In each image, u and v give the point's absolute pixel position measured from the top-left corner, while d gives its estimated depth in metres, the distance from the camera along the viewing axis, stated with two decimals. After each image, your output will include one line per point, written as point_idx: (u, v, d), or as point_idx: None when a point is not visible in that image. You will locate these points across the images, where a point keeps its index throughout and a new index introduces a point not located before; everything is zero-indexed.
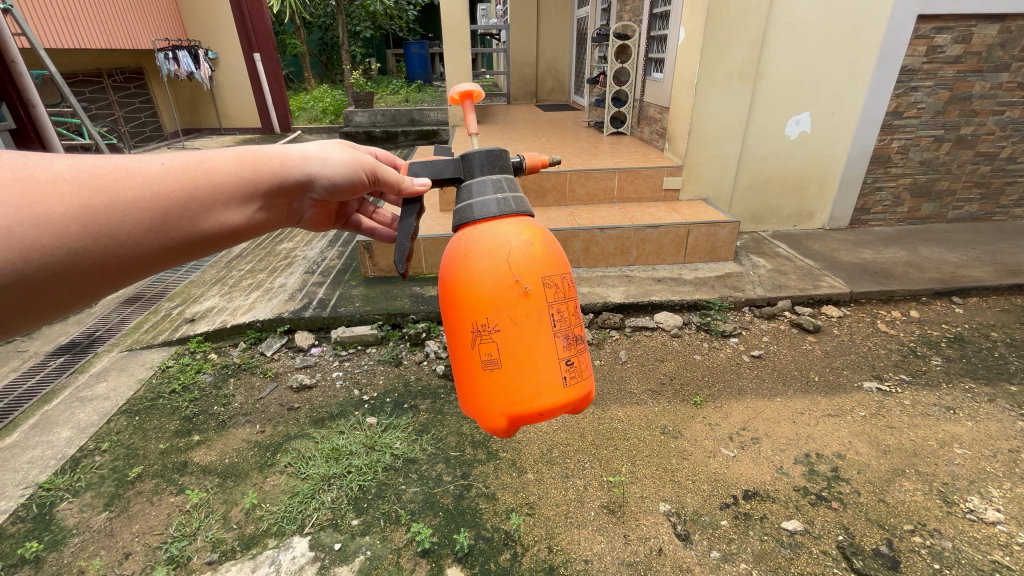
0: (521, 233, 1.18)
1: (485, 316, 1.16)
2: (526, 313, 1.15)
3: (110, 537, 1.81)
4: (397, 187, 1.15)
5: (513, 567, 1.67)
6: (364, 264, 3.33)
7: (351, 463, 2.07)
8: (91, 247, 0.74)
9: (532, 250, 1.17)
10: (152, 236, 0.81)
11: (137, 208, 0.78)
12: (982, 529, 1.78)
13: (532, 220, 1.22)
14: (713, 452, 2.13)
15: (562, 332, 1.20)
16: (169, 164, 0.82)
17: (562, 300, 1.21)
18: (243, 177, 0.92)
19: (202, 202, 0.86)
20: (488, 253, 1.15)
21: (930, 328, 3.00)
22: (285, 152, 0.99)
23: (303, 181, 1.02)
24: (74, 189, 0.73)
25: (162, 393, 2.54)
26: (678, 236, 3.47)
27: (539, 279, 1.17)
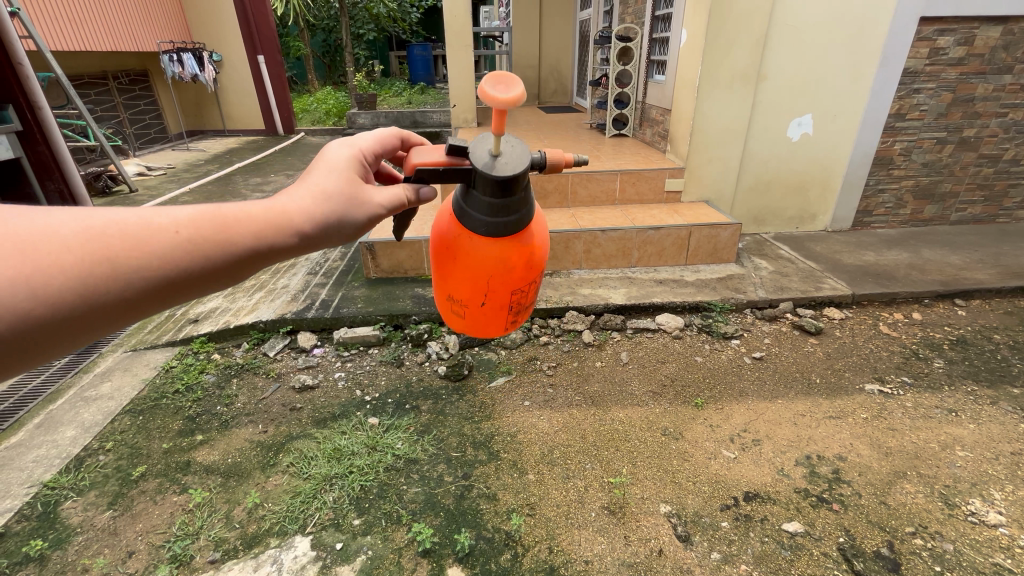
0: (506, 258, 1.13)
1: (457, 294, 1.22)
2: (491, 310, 1.22)
3: (114, 536, 1.82)
4: (399, 208, 1.07)
5: (513, 568, 1.68)
6: (367, 265, 3.35)
7: (353, 463, 2.08)
8: (86, 316, 0.71)
9: (512, 272, 1.15)
10: (153, 307, 0.76)
11: (139, 279, 0.73)
12: (984, 531, 1.78)
13: (523, 241, 1.14)
14: (714, 454, 2.13)
15: (521, 316, 1.28)
16: (182, 228, 0.76)
17: (528, 298, 1.25)
18: (257, 240, 0.84)
19: (209, 273, 0.79)
20: (475, 259, 1.13)
21: (933, 330, 2.99)
22: (305, 206, 0.90)
23: (320, 239, 0.93)
24: (75, 260, 0.69)
25: (166, 392, 2.56)
26: (680, 238, 3.48)
27: (509, 291, 1.19)
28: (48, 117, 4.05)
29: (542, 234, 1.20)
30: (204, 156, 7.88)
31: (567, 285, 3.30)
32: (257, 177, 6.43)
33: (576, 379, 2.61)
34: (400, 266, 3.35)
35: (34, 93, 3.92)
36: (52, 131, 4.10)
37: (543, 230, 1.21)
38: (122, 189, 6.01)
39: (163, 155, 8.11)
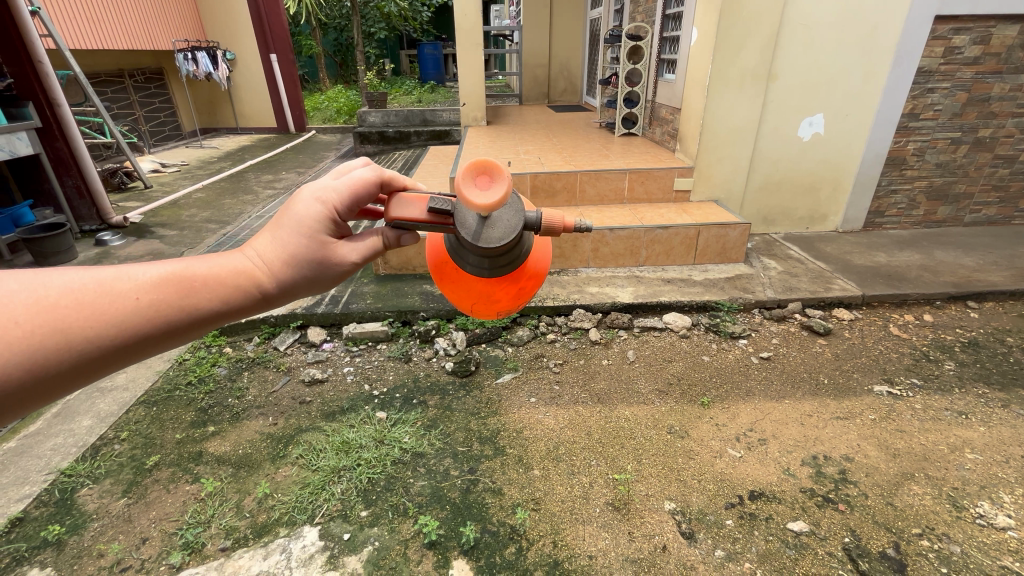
0: (491, 295, 1.07)
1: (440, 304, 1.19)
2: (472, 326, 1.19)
3: (129, 523, 1.87)
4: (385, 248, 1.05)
5: (518, 561, 1.69)
6: (376, 262, 3.38)
7: (362, 456, 2.11)
8: (32, 386, 0.72)
9: (494, 306, 1.10)
10: (105, 370, 0.78)
11: (95, 348, 0.75)
12: (992, 534, 1.76)
13: (514, 282, 1.06)
14: (719, 453, 2.13)
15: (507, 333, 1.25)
16: (144, 298, 0.78)
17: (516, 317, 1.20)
18: (224, 301, 0.87)
19: (168, 338, 0.82)
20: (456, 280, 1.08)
21: (944, 332, 2.96)
22: (274, 264, 0.92)
23: (287, 296, 0.96)
24: (29, 335, 0.69)
25: (179, 384, 2.61)
26: (688, 238, 3.47)
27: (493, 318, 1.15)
28: (66, 114, 4.13)
29: (541, 262, 1.08)
30: (217, 153, 7.97)
31: (574, 283, 3.31)
32: (268, 174, 6.50)
33: (582, 377, 2.62)
34: (409, 262, 3.38)
35: (54, 90, 4.01)
36: (70, 128, 4.18)
37: (544, 257, 1.09)
38: (137, 186, 6.11)
39: (177, 152, 8.22)
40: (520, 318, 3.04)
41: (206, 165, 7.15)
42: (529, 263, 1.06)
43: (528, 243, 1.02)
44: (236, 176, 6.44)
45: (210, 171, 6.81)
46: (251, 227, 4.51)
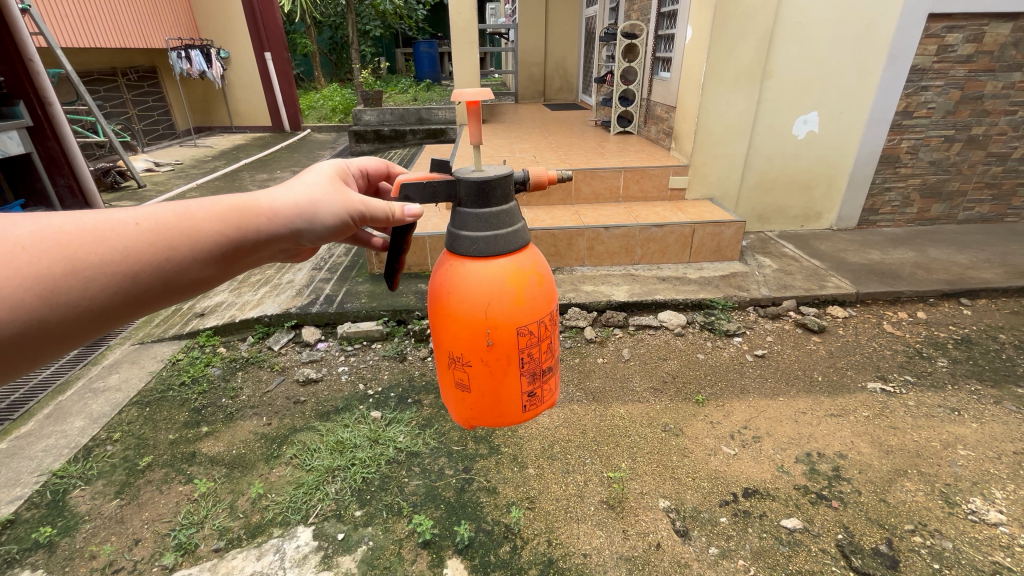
0: (504, 281, 1.17)
1: (459, 349, 1.24)
2: (496, 356, 1.22)
3: (121, 524, 1.86)
4: (386, 219, 1.09)
5: (512, 560, 1.69)
6: (371, 262, 3.38)
7: (356, 455, 2.11)
8: (45, 317, 0.73)
9: (512, 301, 1.18)
10: (116, 302, 0.79)
11: (100, 275, 0.76)
12: (984, 530, 1.77)
13: (521, 264, 1.20)
14: (714, 450, 2.14)
15: (531, 371, 1.27)
16: (144, 223, 0.80)
17: (535, 342, 1.26)
18: (225, 232, 0.88)
19: (175, 268, 0.83)
20: (470, 296, 1.18)
21: (937, 329, 2.97)
22: (275, 201, 0.95)
23: (288, 234, 0.97)
24: (32, 259, 0.71)
25: (172, 384, 2.60)
26: (683, 236, 3.47)
27: (514, 329, 1.21)
28: (58, 113, 4.09)
29: (540, 264, 1.26)
30: (212, 152, 7.93)
31: (570, 282, 3.31)
32: (263, 173, 6.48)
33: (577, 376, 2.62)
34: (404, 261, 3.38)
35: (45, 89, 3.96)
36: (62, 127, 4.14)
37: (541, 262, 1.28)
38: (130, 185, 6.08)
39: (171, 152, 8.17)
40: None
41: (201, 164, 7.11)
42: (528, 255, 1.22)
43: (524, 225, 1.21)
44: (231, 175, 6.42)
45: (204, 170, 6.78)
46: None
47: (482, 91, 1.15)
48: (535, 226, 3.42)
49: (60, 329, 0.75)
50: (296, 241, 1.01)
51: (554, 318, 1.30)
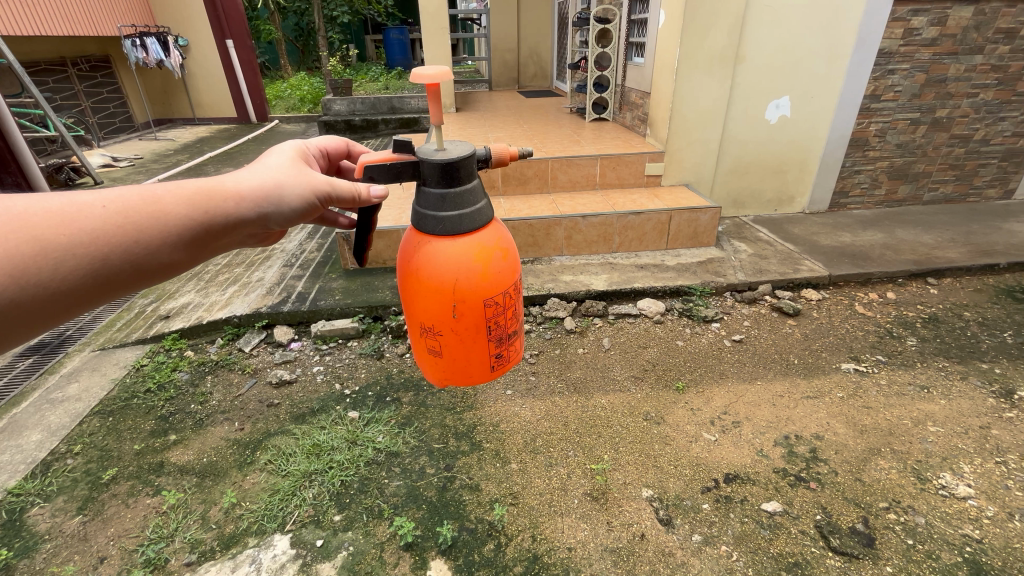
0: (470, 258, 1.13)
1: (429, 320, 1.20)
2: (464, 327, 1.19)
3: (85, 541, 1.77)
4: (352, 200, 1.07)
5: (497, 558, 1.67)
6: (344, 257, 3.29)
7: (333, 458, 2.05)
8: (13, 299, 0.70)
9: (478, 277, 1.14)
10: (87, 284, 0.76)
11: (71, 256, 0.73)
12: (953, 504, 1.83)
13: (486, 240, 1.15)
14: (695, 437, 2.15)
15: (498, 337, 1.25)
16: (111, 206, 0.77)
17: (502, 313, 1.23)
18: (195, 216, 0.85)
19: (146, 252, 0.80)
20: (437, 272, 1.14)
21: (906, 309, 3.05)
22: (241, 183, 0.91)
23: (257, 217, 0.94)
24: (0, 241, 0.68)
25: (137, 392, 2.48)
26: (660, 223, 3.46)
27: (481, 302, 1.17)
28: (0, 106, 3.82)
29: (505, 236, 1.21)
30: (174, 146, 7.60)
31: (548, 272, 3.28)
32: (229, 167, 6.24)
33: (558, 367, 2.60)
34: (378, 256, 3.30)
35: None
36: (5, 120, 3.87)
37: (505, 232, 1.23)
38: (86, 182, 5.77)
39: (129, 145, 7.79)
40: None
41: (162, 158, 6.80)
42: (490, 230, 1.17)
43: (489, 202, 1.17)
44: (194, 169, 6.16)
45: (165, 164, 6.48)
46: None
47: (442, 70, 1.09)
48: (511, 216, 3.36)
49: (31, 313, 0.73)
50: (265, 225, 0.97)
51: (519, 286, 1.27)
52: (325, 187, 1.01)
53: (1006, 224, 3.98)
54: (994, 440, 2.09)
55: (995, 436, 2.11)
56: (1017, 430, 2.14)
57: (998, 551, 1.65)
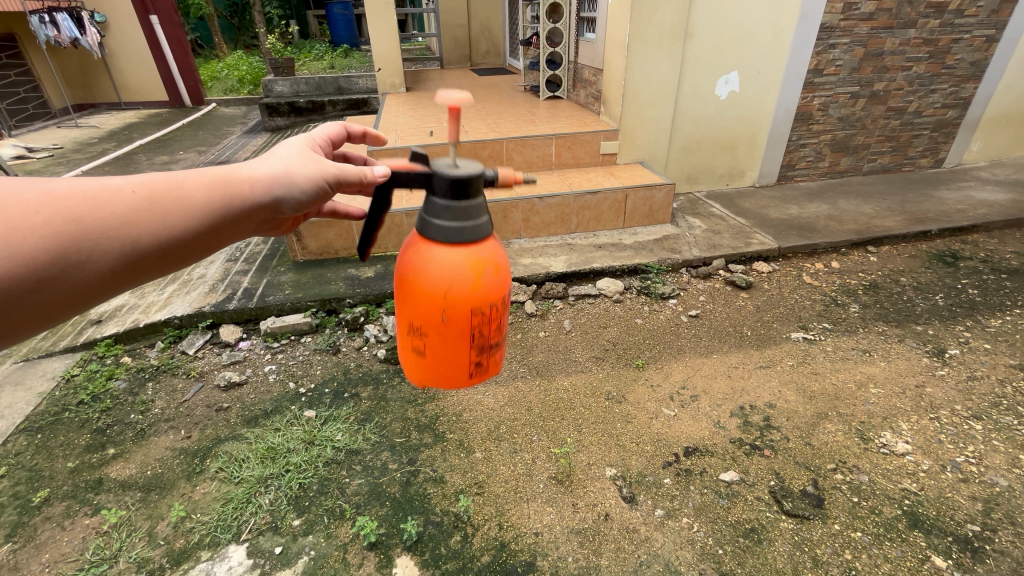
0: (465, 269, 1.06)
1: (419, 320, 1.14)
2: (446, 335, 1.12)
3: (15, 572, 1.63)
4: (360, 184, 1.02)
5: (464, 549, 1.66)
6: (293, 248, 3.13)
7: (290, 461, 1.97)
8: (51, 278, 0.72)
9: (470, 289, 1.08)
10: (117, 265, 0.78)
11: (102, 237, 0.76)
12: (894, 460, 1.94)
13: (482, 253, 1.08)
14: (655, 413, 2.19)
15: (476, 352, 1.18)
16: (138, 190, 0.79)
17: (486, 327, 1.16)
18: (212, 202, 0.86)
19: (169, 236, 0.82)
20: (432, 278, 1.07)
21: (849, 277, 3.19)
22: (254, 170, 0.91)
23: (271, 203, 0.94)
24: (38, 219, 0.71)
25: (69, 404, 2.30)
26: (616, 202, 3.47)
27: (466, 315, 1.10)
28: None
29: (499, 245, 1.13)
30: (98, 133, 6.99)
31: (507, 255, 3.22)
32: (162, 155, 5.79)
33: (520, 352, 2.59)
34: (329, 246, 3.16)
35: None
36: None
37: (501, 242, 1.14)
38: None
39: (47, 134, 7.10)
40: None
41: (86, 148, 6.26)
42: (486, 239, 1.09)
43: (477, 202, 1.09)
44: (123, 159, 5.69)
45: (90, 154, 5.96)
46: None
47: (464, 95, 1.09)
48: None
49: (66, 293, 0.75)
50: (278, 211, 0.96)
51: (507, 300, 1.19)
52: (333, 174, 0.99)
53: (937, 192, 4.22)
54: (928, 397, 2.23)
55: (930, 394, 2.25)
56: (948, 386, 2.29)
57: (932, 502, 1.78)
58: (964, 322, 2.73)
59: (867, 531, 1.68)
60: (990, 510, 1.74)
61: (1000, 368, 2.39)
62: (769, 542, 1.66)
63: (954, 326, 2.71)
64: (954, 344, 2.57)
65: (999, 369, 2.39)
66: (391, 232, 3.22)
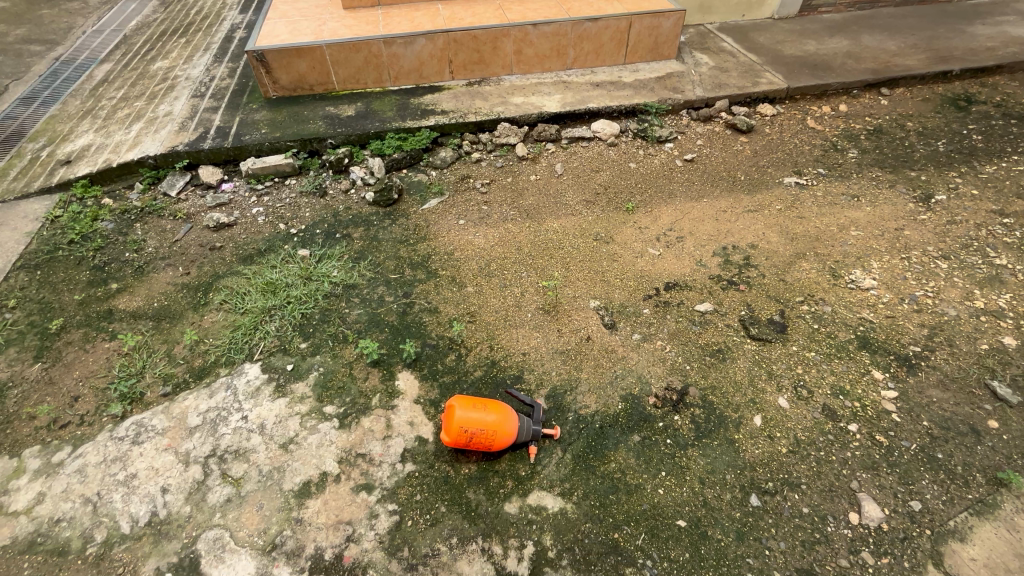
0: (508, 415, 1.56)
1: (487, 401, 1.59)
2: (482, 413, 1.53)
3: (52, 385, 1.80)
4: None
5: (458, 365, 1.84)
6: (263, 82, 2.88)
7: (290, 294, 2.06)
8: None
9: (504, 421, 1.54)
10: None
11: None
12: (858, 294, 2.08)
13: (509, 426, 1.55)
14: (641, 252, 2.26)
15: (473, 422, 1.50)
16: None
17: (487, 430, 1.52)
18: None
19: None
20: (503, 404, 1.60)
21: (854, 122, 3.06)
22: None
23: None
24: None
25: (60, 243, 2.30)
26: (619, 31, 3.11)
27: (495, 417, 1.54)
28: None
29: (503, 442, 1.55)
30: None
31: (497, 93, 2.99)
32: None
33: (510, 195, 2.56)
34: (302, 79, 2.90)
35: None
36: None
37: (504, 442, 1.55)
38: None
39: None
40: (441, 139, 2.80)
41: None
42: (510, 437, 1.55)
43: (519, 418, 1.59)
44: None
45: None
46: (91, 56, 3.57)
47: None
48: (451, 26, 2.92)
49: None
50: None
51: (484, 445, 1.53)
52: None
53: (970, 28, 3.82)
54: (904, 240, 2.31)
55: (906, 237, 2.32)
56: (925, 229, 2.35)
57: (883, 328, 1.95)
58: (959, 168, 2.69)
59: (820, 351, 1.88)
60: (933, 335, 1.92)
61: (981, 212, 2.42)
62: (731, 360, 1.86)
63: (948, 172, 2.68)
64: (943, 190, 2.56)
65: (979, 213, 2.42)
66: (369, 65, 2.93)
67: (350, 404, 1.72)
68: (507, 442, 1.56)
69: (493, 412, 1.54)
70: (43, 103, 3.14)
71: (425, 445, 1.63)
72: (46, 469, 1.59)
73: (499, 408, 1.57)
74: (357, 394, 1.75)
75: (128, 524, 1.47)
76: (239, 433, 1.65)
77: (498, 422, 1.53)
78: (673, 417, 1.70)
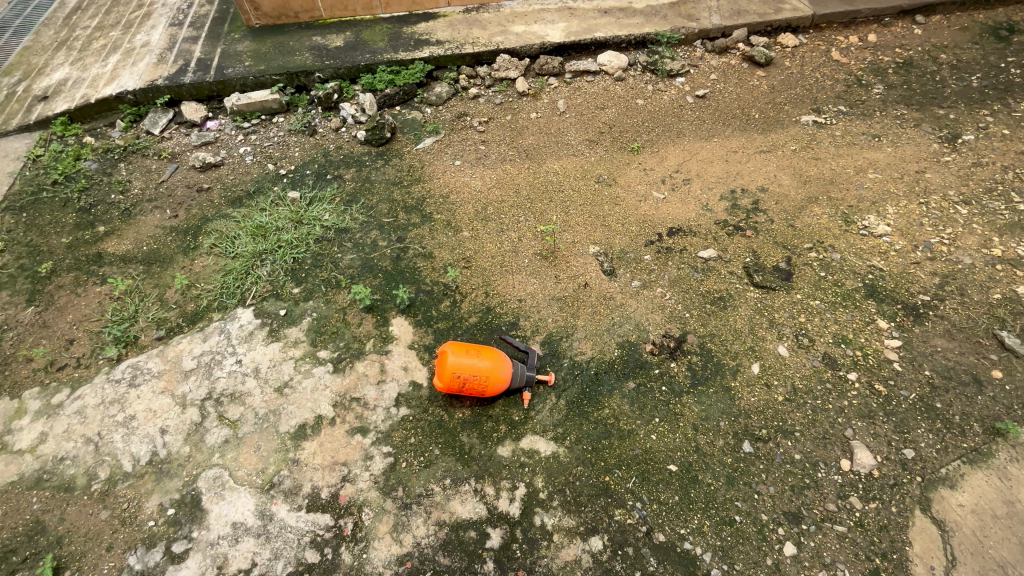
0: (503, 362, 1.55)
1: (482, 347, 1.57)
2: (476, 359, 1.52)
3: (46, 328, 1.80)
4: None
5: (453, 312, 1.80)
6: (244, 9, 2.67)
7: (281, 238, 2.01)
8: None
9: (499, 367, 1.53)
10: None
11: None
12: (870, 241, 1.99)
13: (503, 373, 1.53)
14: (644, 196, 2.16)
15: (468, 368, 1.49)
16: None
17: (481, 377, 1.51)
18: None
19: None
20: (498, 351, 1.58)
21: (882, 54, 2.82)
22: None
23: None
24: None
25: (44, 184, 2.23)
26: None
27: (490, 363, 1.52)
28: None
29: (497, 388, 1.54)
30: None
31: (496, 22, 2.76)
32: None
33: (509, 135, 2.43)
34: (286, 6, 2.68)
35: None
36: None
37: (498, 388, 1.54)
38: None
39: None
40: (436, 73, 2.62)
41: None
42: (504, 383, 1.55)
43: (514, 364, 1.57)
44: None
45: None
46: None
47: None
48: None
49: None
50: None
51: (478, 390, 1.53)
52: None
53: None
54: (924, 183, 2.18)
55: (927, 180, 2.19)
56: (948, 172, 2.22)
57: (893, 277, 1.88)
58: (992, 106, 2.50)
59: (825, 300, 1.82)
60: (944, 284, 1.85)
61: (1010, 154, 2.27)
62: (733, 308, 1.81)
63: (979, 109, 2.49)
64: (972, 129, 2.40)
65: (1008, 155, 2.27)
66: None
67: (344, 350, 1.71)
68: (501, 388, 1.55)
69: (487, 358, 1.52)
70: (15, 34, 2.94)
71: (419, 390, 1.63)
72: (46, 410, 1.61)
73: (493, 354, 1.55)
74: (350, 339, 1.74)
75: (130, 462, 1.51)
76: (233, 376, 1.65)
77: (492, 367, 1.51)
78: (670, 365, 1.68)
